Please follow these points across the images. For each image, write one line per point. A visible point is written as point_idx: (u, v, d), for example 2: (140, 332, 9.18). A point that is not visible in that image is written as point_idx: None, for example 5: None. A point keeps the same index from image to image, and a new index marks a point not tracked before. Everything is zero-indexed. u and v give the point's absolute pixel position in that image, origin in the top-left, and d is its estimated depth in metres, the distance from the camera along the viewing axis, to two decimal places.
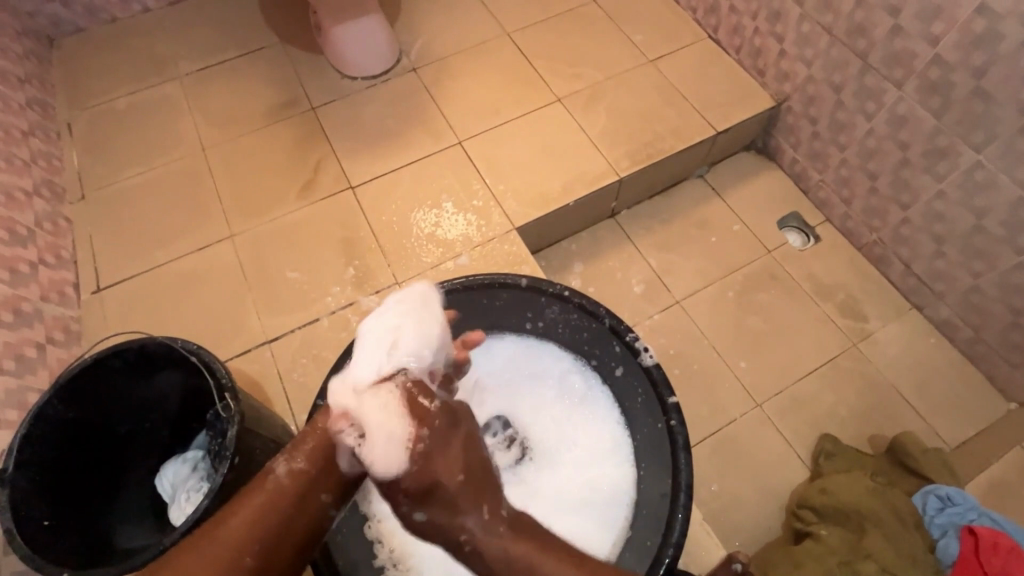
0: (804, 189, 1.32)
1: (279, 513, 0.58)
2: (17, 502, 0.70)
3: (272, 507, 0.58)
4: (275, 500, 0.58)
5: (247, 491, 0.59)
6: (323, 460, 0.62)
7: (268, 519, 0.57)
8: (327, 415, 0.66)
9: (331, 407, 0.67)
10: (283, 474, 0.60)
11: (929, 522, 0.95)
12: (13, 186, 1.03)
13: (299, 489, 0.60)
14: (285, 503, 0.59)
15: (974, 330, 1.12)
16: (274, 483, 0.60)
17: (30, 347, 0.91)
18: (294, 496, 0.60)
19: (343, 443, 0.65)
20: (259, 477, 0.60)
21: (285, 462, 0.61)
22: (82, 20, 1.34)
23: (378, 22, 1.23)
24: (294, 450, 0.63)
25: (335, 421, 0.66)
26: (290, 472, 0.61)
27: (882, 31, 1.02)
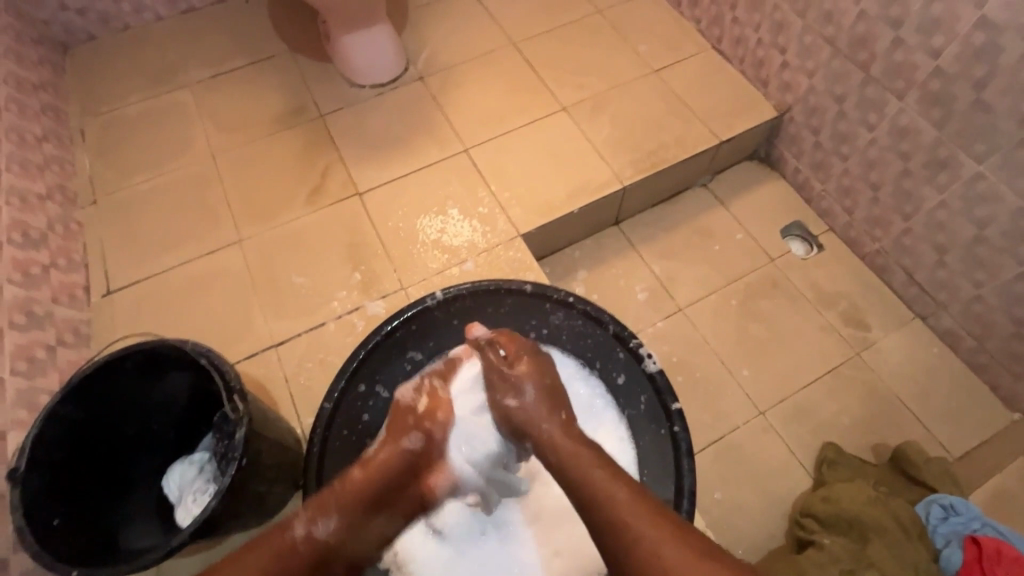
0: (807, 198, 1.33)
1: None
2: (29, 502, 0.71)
3: (285, 568, 0.58)
4: (289, 562, 0.59)
5: (264, 539, 0.60)
6: (342, 526, 0.63)
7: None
8: (366, 474, 0.66)
9: (368, 462, 0.68)
10: (301, 537, 0.61)
11: (931, 531, 0.95)
12: (26, 189, 1.05)
13: (312, 558, 0.60)
14: (299, 567, 0.59)
15: (976, 340, 1.12)
16: (287, 541, 0.60)
17: (41, 348, 0.92)
18: (311, 561, 0.60)
19: (366, 508, 0.65)
20: (279, 528, 0.61)
21: (307, 524, 0.61)
22: (97, 28, 1.36)
23: (387, 31, 1.26)
24: (319, 512, 0.63)
25: (367, 484, 0.66)
26: (309, 537, 0.61)
27: (884, 43, 1.03)
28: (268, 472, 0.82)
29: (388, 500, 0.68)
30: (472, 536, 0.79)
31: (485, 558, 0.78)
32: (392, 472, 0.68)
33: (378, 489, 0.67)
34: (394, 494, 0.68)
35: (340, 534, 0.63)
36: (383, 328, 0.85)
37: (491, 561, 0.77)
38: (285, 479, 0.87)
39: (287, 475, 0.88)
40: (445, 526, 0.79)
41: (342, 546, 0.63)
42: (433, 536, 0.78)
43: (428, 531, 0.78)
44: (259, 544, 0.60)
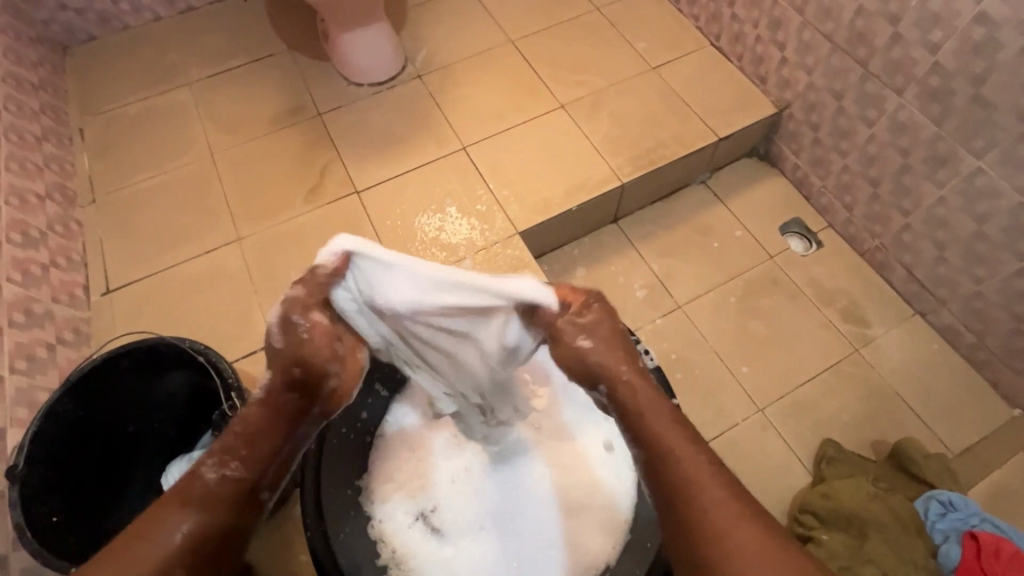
0: (806, 195, 1.33)
1: (211, 520, 0.58)
2: (27, 499, 0.72)
3: (209, 514, 0.58)
4: (209, 507, 0.58)
5: (172, 493, 0.59)
6: (255, 462, 0.61)
7: (199, 525, 0.57)
8: (261, 412, 0.62)
9: (266, 401, 0.62)
10: (215, 480, 0.60)
11: (931, 527, 0.95)
12: (25, 189, 1.05)
13: (230, 496, 0.60)
14: (222, 508, 0.59)
15: (977, 336, 1.12)
16: (201, 489, 0.59)
17: (41, 347, 0.93)
18: (232, 500, 0.60)
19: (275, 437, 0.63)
20: (188, 478, 0.60)
21: (216, 466, 0.60)
22: (96, 28, 1.37)
23: (385, 30, 1.26)
24: (227, 454, 0.61)
25: (265, 424, 0.62)
26: (223, 479, 0.60)
27: (882, 39, 1.03)
28: None
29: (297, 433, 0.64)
30: (469, 533, 0.79)
31: (483, 553, 0.77)
32: (285, 406, 0.63)
33: (280, 425, 0.63)
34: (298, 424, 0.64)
35: (256, 471, 0.62)
36: None
37: (489, 556, 0.77)
38: None
39: None
40: (444, 523, 0.79)
41: (256, 481, 0.62)
42: (432, 534, 0.78)
43: (427, 530, 0.79)
44: (175, 503, 0.58)
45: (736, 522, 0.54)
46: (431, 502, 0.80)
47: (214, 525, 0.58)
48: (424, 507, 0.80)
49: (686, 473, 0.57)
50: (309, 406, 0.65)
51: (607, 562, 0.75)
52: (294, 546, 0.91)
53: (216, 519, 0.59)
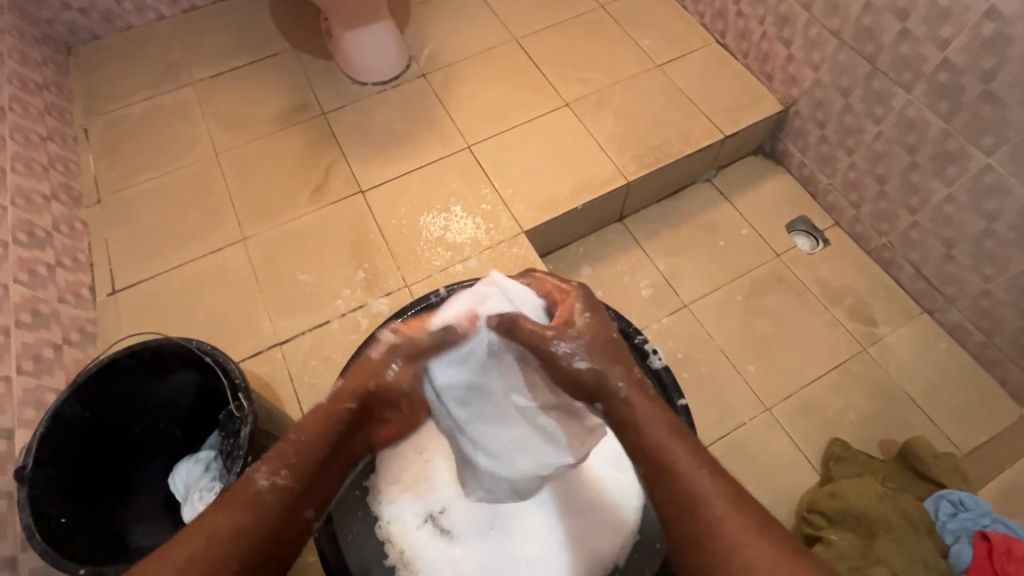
0: (812, 193, 1.32)
1: (259, 535, 0.53)
2: (36, 499, 0.72)
3: (258, 527, 0.53)
4: (260, 519, 0.54)
5: (226, 499, 0.54)
6: (306, 473, 0.58)
7: (251, 539, 0.53)
8: (319, 421, 0.60)
9: (326, 413, 0.61)
10: (266, 487, 0.56)
11: (940, 527, 0.94)
12: (31, 189, 1.05)
13: (280, 509, 0.55)
14: (272, 522, 0.55)
15: (985, 335, 1.12)
16: (252, 496, 0.54)
17: (47, 347, 0.93)
18: (281, 512, 0.55)
19: (327, 451, 0.60)
20: (242, 483, 0.55)
21: (269, 473, 0.56)
22: (100, 28, 1.36)
23: (389, 28, 1.25)
24: (280, 460, 0.57)
25: (319, 435, 0.60)
26: (274, 487, 0.56)
27: (890, 35, 1.02)
28: None
29: (342, 448, 0.63)
30: (477, 534, 0.78)
31: (491, 555, 0.77)
32: (344, 421, 0.62)
33: (331, 438, 0.61)
34: (349, 443, 0.65)
35: (307, 482, 0.58)
36: None
37: (497, 558, 0.77)
38: None
39: None
40: (451, 525, 0.79)
41: (305, 497, 0.58)
42: (440, 535, 0.78)
43: (434, 531, 0.78)
44: (227, 515, 0.53)
45: (748, 542, 0.49)
46: (439, 504, 0.80)
47: (262, 541, 0.54)
48: (432, 509, 0.79)
49: (694, 482, 0.52)
50: (361, 427, 0.66)
51: (615, 563, 0.74)
52: (301, 546, 0.91)
53: (266, 533, 0.54)
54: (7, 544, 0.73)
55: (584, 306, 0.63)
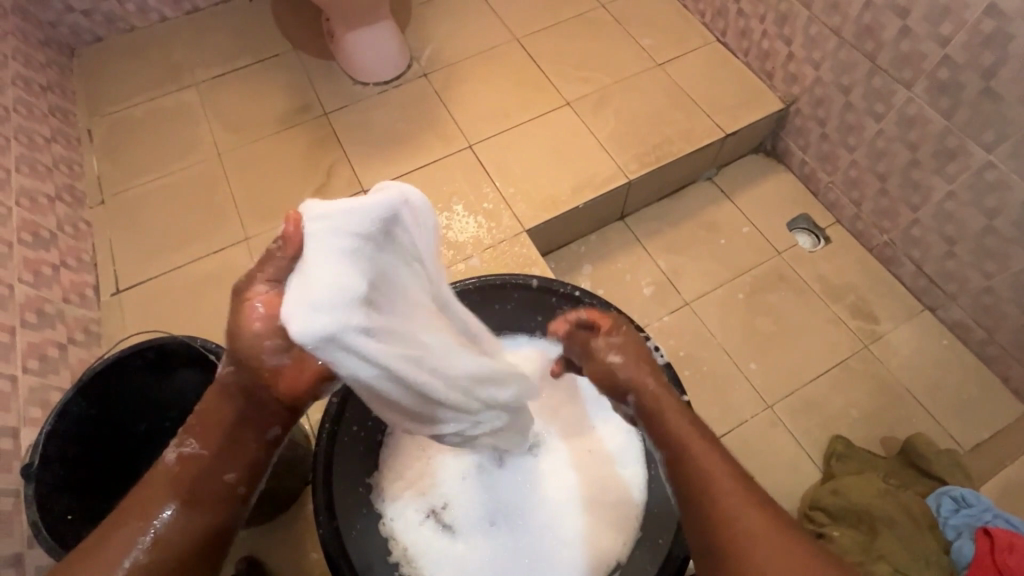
0: (814, 190, 1.32)
1: (183, 506, 0.56)
2: (43, 497, 0.72)
3: (176, 505, 0.56)
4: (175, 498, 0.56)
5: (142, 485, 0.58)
6: (213, 446, 0.58)
7: (177, 518, 0.56)
8: (216, 395, 0.59)
9: (221, 386, 0.59)
10: (174, 460, 0.58)
11: (943, 524, 0.94)
12: (36, 190, 1.06)
13: (190, 479, 0.57)
14: (191, 497, 0.57)
15: (986, 332, 1.12)
16: (162, 469, 0.58)
17: (52, 347, 0.93)
18: (192, 482, 0.57)
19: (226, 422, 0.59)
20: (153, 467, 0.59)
21: (177, 446, 0.58)
22: (103, 29, 1.37)
23: (390, 29, 1.26)
24: (185, 432, 0.59)
25: (217, 404, 0.59)
26: (181, 458, 0.58)
27: (890, 33, 1.02)
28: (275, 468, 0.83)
29: (256, 423, 0.61)
30: (480, 529, 0.79)
31: (494, 548, 0.77)
32: (232, 384, 0.59)
33: (229, 405, 0.59)
34: (255, 408, 0.60)
35: (214, 447, 0.59)
36: None
37: (500, 551, 0.77)
38: (293, 476, 0.88)
39: (295, 472, 0.88)
40: (454, 520, 0.79)
41: (218, 467, 0.59)
42: (442, 530, 0.78)
43: (437, 526, 0.78)
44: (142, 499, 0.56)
45: (742, 509, 0.53)
46: (441, 499, 0.80)
47: (184, 516, 0.56)
48: (434, 504, 0.80)
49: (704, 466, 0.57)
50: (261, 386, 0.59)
51: (618, 559, 0.74)
52: (304, 543, 0.92)
53: (192, 505, 0.57)
54: (14, 542, 0.74)
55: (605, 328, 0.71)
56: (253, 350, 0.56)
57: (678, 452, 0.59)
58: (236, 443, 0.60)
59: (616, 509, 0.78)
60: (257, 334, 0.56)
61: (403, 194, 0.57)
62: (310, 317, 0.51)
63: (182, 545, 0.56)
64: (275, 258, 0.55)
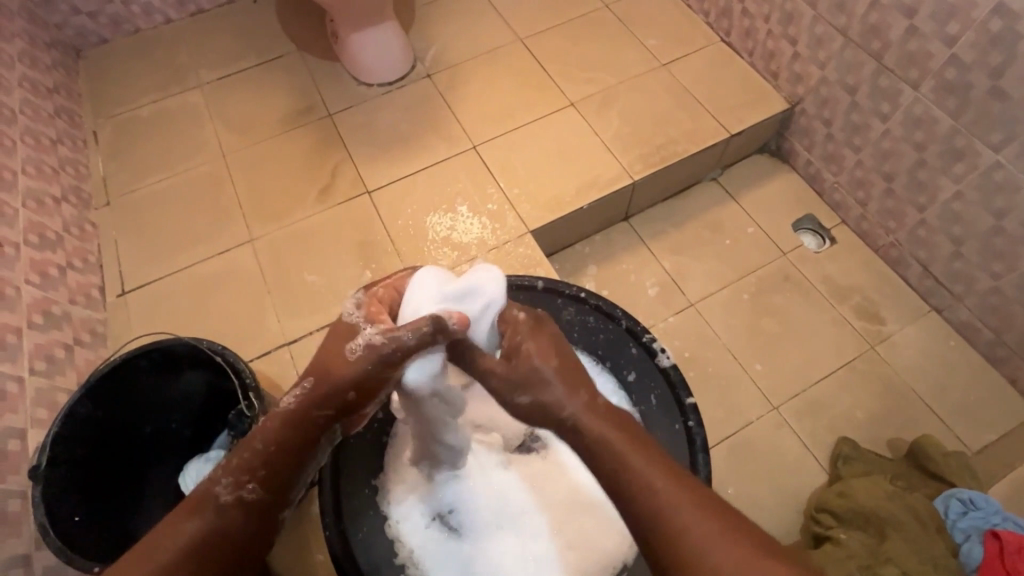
0: (819, 191, 1.31)
1: (245, 541, 0.56)
2: (51, 498, 0.73)
3: (237, 541, 0.55)
4: (233, 534, 0.55)
5: (190, 520, 0.54)
6: (274, 481, 0.59)
7: (237, 556, 0.55)
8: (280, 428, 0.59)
9: (288, 416, 0.60)
10: (230, 501, 0.56)
11: (951, 526, 0.94)
12: (42, 192, 1.06)
13: (254, 515, 0.57)
14: (250, 535, 0.56)
15: (994, 333, 1.11)
16: (214, 511, 0.55)
17: (59, 348, 0.94)
18: (253, 519, 0.57)
19: (301, 460, 0.60)
20: (201, 501, 0.55)
21: (232, 488, 0.56)
22: (108, 31, 1.38)
23: (394, 29, 1.26)
24: (242, 473, 0.57)
25: (287, 439, 0.59)
26: (239, 499, 0.56)
27: (897, 33, 1.02)
28: None
29: (314, 451, 0.62)
30: (486, 533, 0.79)
31: (500, 553, 0.77)
32: (313, 422, 0.61)
33: (300, 444, 0.60)
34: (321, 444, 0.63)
35: (275, 488, 0.59)
36: None
37: (506, 555, 0.77)
38: None
39: None
40: (460, 523, 0.79)
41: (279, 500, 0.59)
42: (449, 534, 0.78)
43: (443, 529, 0.78)
44: (196, 533, 0.53)
45: (711, 539, 0.48)
46: (448, 502, 0.80)
47: (247, 551, 0.56)
48: (441, 507, 0.80)
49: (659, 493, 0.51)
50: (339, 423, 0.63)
51: (623, 561, 0.74)
52: (310, 544, 0.92)
53: (249, 540, 0.56)
54: (23, 542, 0.74)
55: (524, 331, 0.66)
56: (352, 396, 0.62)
57: (624, 476, 0.53)
58: (296, 482, 0.61)
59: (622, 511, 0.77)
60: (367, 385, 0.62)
61: (493, 290, 0.70)
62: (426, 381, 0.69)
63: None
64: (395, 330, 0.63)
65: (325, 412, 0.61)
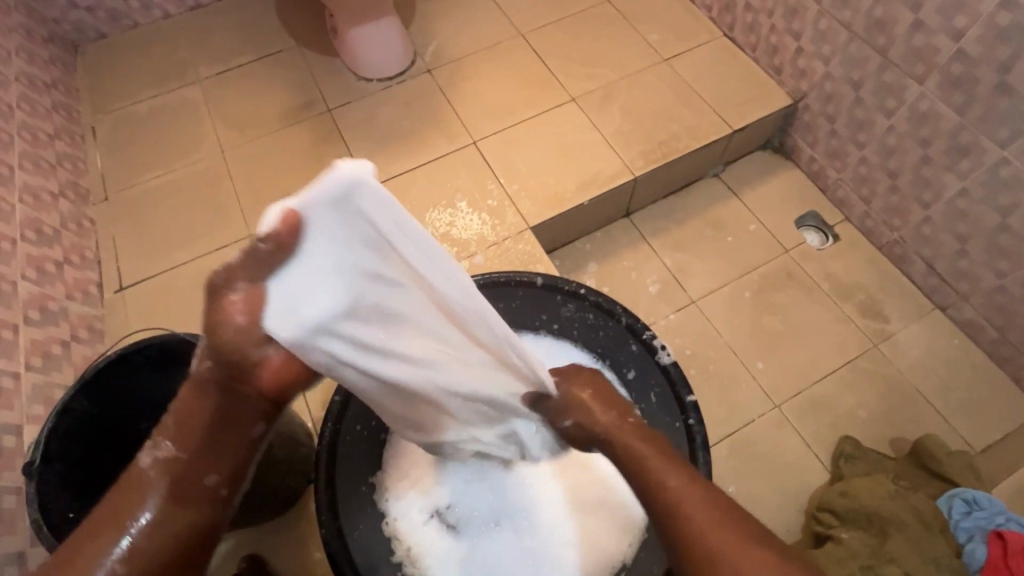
0: (822, 187, 1.30)
1: (165, 505, 0.55)
2: (44, 495, 0.72)
3: (156, 506, 0.55)
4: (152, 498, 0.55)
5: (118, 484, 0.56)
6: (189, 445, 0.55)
7: (157, 520, 0.55)
8: (189, 390, 0.54)
9: (194, 380, 0.54)
10: (147, 464, 0.55)
11: (954, 526, 0.92)
12: (39, 187, 1.06)
13: (168, 481, 0.55)
14: (170, 500, 0.55)
15: (999, 331, 1.10)
16: (135, 472, 0.56)
17: (56, 344, 0.93)
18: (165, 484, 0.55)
19: (204, 423, 0.55)
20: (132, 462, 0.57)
21: (150, 451, 0.56)
22: (106, 26, 1.37)
23: (394, 24, 1.25)
24: (159, 435, 0.56)
25: (191, 403, 0.54)
26: (154, 463, 0.55)
27: (902, 27, 1.00)
28: (280, 467, 0.82)
29: (225, 416, 0.55)
30: (484, 530, 0.77)
31: (499, 550, 0.76)
32: (212, 384, 0.53)
33: (205, 406, 0.54)
34: (233, 404, 0.55)
35: (187, 454, 0.55)
36: None
37: (505, 553, 0.76)
38: (297, 474, 0.88)
39: (300, 471, 0.88)
40: (458, 521, 0.78)
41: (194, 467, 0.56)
42: (447, 531, 0.77)
43: (441, 527, 0.78)
44: (123, 493, 0.56)
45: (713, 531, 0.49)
46: (446, 499, 0.79)
47: (170, 512, 0.55)
48: (438, 504, 0.79)
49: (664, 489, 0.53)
50: (239, 380, 0.54)
51: (622, 560, 0.73)
52: (308, 542, 0.91)
53: (172, 503, 0.55)
54: (17, 539, 0.74)
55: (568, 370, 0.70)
56: (242, 345, 0.50)
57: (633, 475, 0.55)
58: (211, 446, 0.56)
59: (624, 511, 0.76)
60: (242, 331, 0.50)
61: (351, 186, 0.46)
62: (293, 318, 0.50)
63: (166, 551, 0.55)
64: (257, 257, 0.47)
65: (214, 374, 0.53)
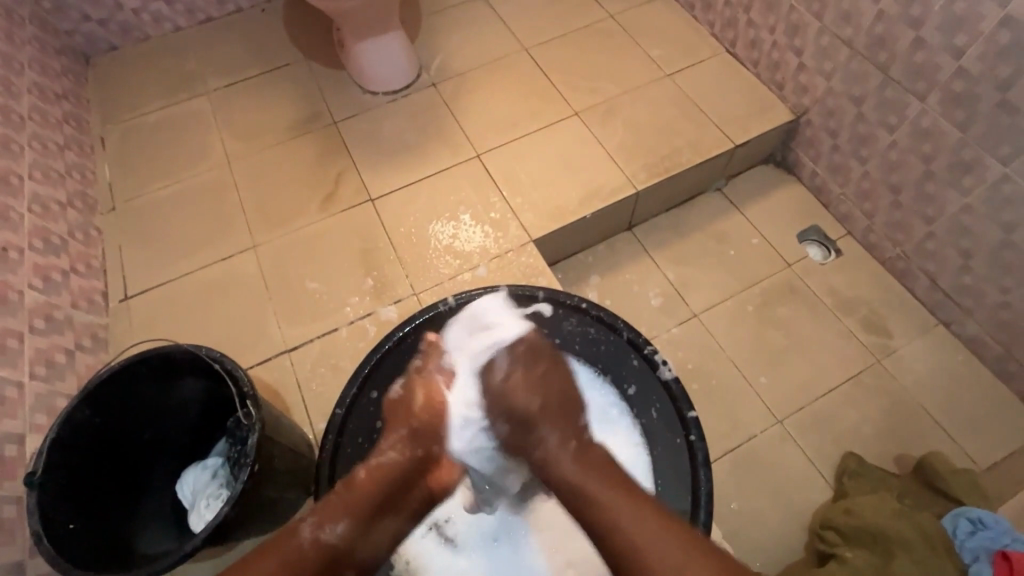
0: (824, 202, 1.30)
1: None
2: (46, 506, 0.72)
3: (296, 574, 0.58)
4: (301, 567, 0.59)
5: (275, 542, 0.60)
6: (354, 531, 0.63)
7: None
8: (369, 473, 0.67)
9: (381, 466, 0.68)
10: (309, 539, 0.61)
11: (960, 546, 0.91)
12: (48, 197, 1.07)
13: (321, 554, 0.60)
14: (310, 570, 0.59)
15: (1003, 347, 1.09)
16: (297, 540, 0.60)
17: (60, 353, 0.94)
18: (325, 558, 0.61)
19: (372, 504, 0.65)
20: (288, 530, 0.61)
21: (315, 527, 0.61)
22: (118, 39, 1.39)
23: (400, 38, 1.27)
24: (328, 511, 0.63)
25: (369, 487, 0.66)
26: (316, 540, 0.61)
27: (903, 44, 1.01)
28: (281, 478, 0.82)
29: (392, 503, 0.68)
30: (482, 545, 0.77)
31: (497, 565, 0.76)
32: (395, 471, 0.68)
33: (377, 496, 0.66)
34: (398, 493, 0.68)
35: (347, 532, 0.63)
36: (393, 335, 0.84)
37: (503, 568, 0.76)
38: (298, 487, 0.88)
39: (300, 483, 0.88)
40: (457, 535, 0.78)
41: (353, 548, 0.63)
42: (445, 545, 0.77)
43: (440, 541, 0.77)
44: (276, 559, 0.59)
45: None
46: (445, 513, 0.79)
47: None
48: (437, 517, 0.78)
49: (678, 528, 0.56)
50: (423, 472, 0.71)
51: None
52: None
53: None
54: (16, 550, 0.74)
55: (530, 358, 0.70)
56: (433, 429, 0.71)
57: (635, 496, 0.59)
58: (370, 535, 0.65)
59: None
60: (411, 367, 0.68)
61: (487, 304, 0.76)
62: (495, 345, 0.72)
63: None
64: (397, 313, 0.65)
65: (401, 464, 0.68)
